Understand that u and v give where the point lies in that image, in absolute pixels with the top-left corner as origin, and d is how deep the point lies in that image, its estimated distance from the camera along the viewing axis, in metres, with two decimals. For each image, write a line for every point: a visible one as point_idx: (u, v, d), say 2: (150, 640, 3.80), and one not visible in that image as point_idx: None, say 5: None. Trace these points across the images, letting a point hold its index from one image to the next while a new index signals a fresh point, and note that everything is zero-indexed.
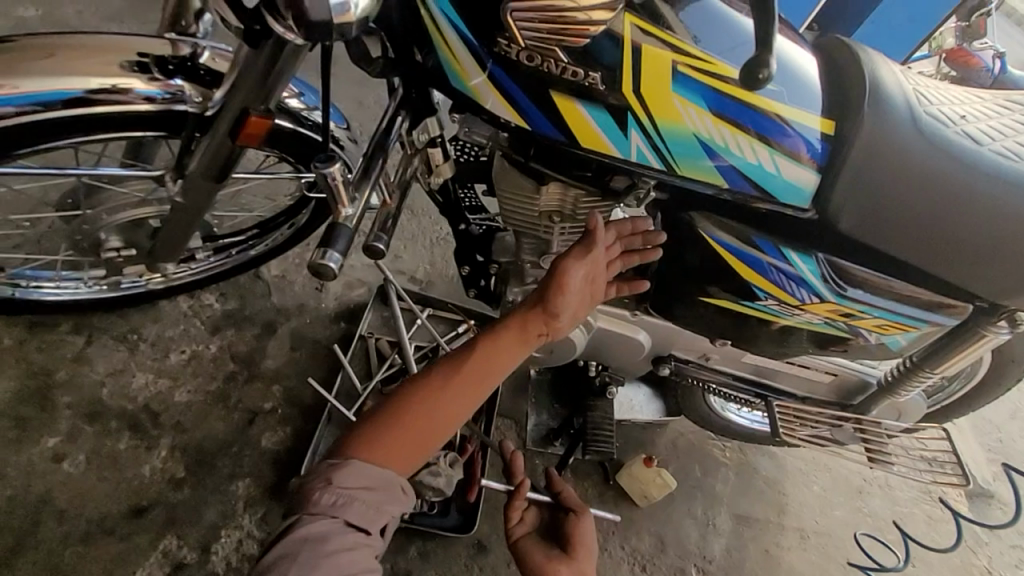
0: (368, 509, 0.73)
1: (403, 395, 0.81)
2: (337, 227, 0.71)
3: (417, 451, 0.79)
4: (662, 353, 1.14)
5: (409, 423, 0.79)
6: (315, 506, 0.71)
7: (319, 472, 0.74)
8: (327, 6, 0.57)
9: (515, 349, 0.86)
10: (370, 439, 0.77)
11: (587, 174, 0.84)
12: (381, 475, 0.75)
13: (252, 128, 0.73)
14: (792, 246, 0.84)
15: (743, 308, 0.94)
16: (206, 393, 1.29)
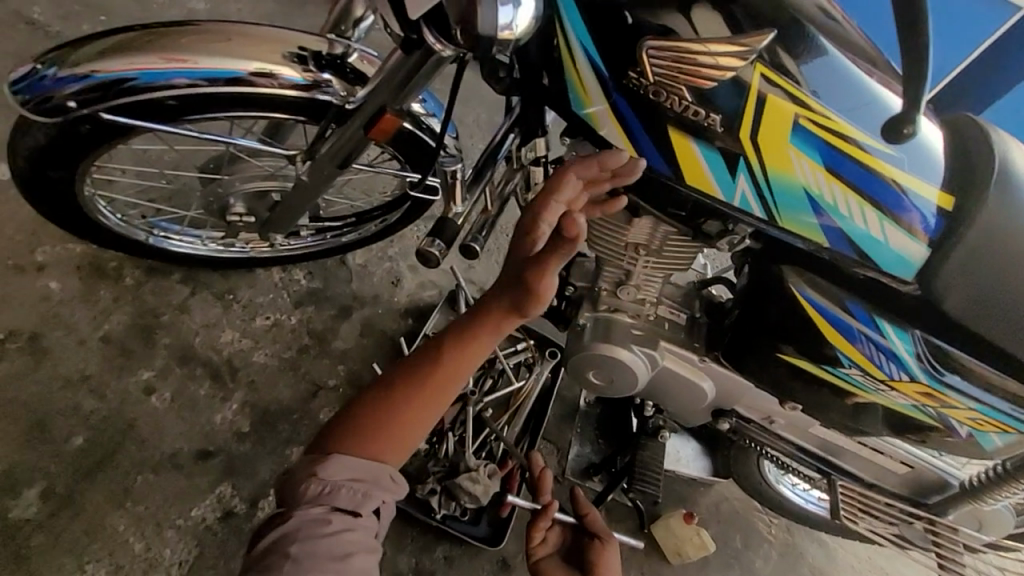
0: (356, 495, 0.76)
1: (375, 394, 0.84)
2: (443, 217, 0.85)
3: (394, 443, 0.81)
4: (725, 407, 1.11)
5: (383, 417, 0.81)
6: (309, 495, 0.75)
7: (306, 464, 0.78)
8: (494, 23, 0.63)
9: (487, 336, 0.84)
10: (351, 434, 0.80)
11: (682, 213, 0.86)
12: (368, 466, 0.78)
13: (384, 124, 0.80)
14: (887, 316, 0.81)
15: (823, 373, 0.91)
16: (281, 359, 1.39)
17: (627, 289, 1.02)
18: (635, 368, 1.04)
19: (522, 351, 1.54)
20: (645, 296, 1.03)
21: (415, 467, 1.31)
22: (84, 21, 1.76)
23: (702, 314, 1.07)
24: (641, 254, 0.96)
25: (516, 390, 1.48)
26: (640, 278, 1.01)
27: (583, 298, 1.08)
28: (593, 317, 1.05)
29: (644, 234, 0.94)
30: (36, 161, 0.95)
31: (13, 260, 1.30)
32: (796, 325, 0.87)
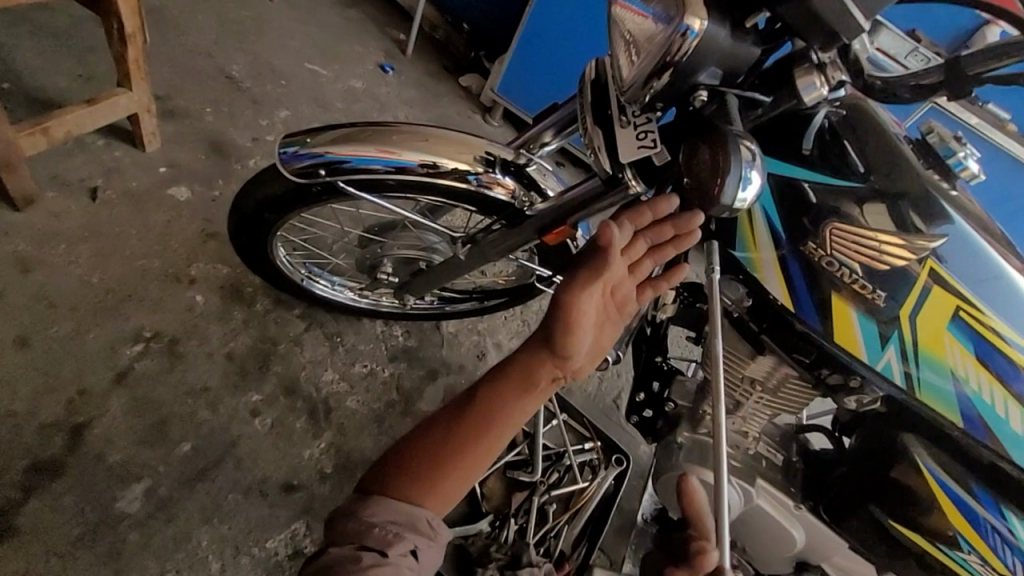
0: (390, 537, 0.69)
1: (414, 440, 0.79)
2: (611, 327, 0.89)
3: (426, 491, 0.74)
4: (808, 561, 1.09)
5: (420, 462, 0.76)
6: (343, 534, 0.70)
7: (345, 506, 0.72)
8: (731, 199, 0.69)
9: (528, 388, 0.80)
10: (391, 478, 0.75)
11: (807, 360, 0.91)
12: (405, 510, 0.72)
13: (554, 234, 0.98)
14: (1018, 512, 0.84)
15: (934, 550, 0.94)
16: (371, 409, 1.47)
17: (732, 417, 1.05)
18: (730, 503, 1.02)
19: (588, 452, 1.56)
20: (747, 429, 1.06)
21: (477, 547, 1.31)
22: (268, 80, 2.04)
23: (799, 458, 1.06)
24: (755, 389, 1.01)
25: (580, 490, 1.48)
26: (749, 410, 1.04)
27: (681, 417, 1.13)
28: (690, 439, 1.12)
29: (762, 371, 0.99)
30: (260, 204, 1.14)
31: (171, 270, 1.47)
32: (895, 494, 0.94)
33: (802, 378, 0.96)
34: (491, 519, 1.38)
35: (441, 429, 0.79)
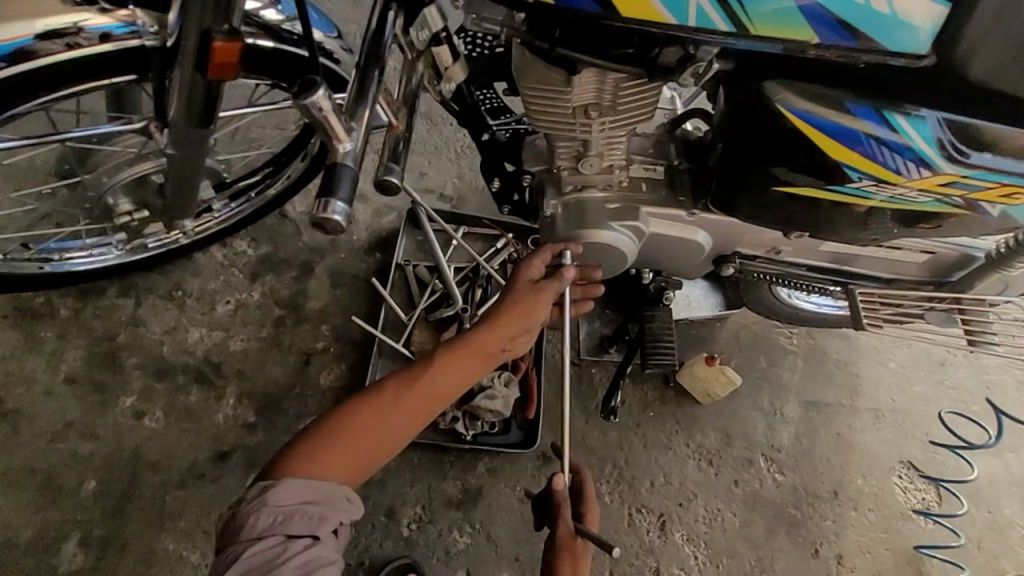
0: (314, 520, 0.70)
1: (359, 409, 0.80)
2: (337, 168, 0.59)
3: (366, 460, 0.78)
4: (725, 252, 1.01)
5: (363, 436, 0.78)
6: (256, 529, 0.68)
7: (251, 496, 0.70)
8: None
9: (474, 373, 0.85)
10: (317, 451, 0.76)
11: (629, 52, 0.70)
12: (324, 485, 0.73)
13: (219, 56, 0.64)
14: (900, 105, 0.67)
15: (829, 196, 0.79)
16: (259, 339, 1.31)
17: (590, 160, 0.87)
18: (617, 247, 0.94)
19: (504, 249, 1.43)
20: (612, 163, 0.88)
21: None
22: None
23: (683, 159, 0.93)
24: (594, 115, 0.79)
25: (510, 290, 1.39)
26: (601, 144, 0.84)
27: (544, 182, 0.95)
28: (560, 204, 0.93)
29: (591, 91, 0.76)
30: None
31: None
32: (791, 145, 0.73)
33: (636, 77, 0.73)
34: None
35: (372, 400, 0.81)
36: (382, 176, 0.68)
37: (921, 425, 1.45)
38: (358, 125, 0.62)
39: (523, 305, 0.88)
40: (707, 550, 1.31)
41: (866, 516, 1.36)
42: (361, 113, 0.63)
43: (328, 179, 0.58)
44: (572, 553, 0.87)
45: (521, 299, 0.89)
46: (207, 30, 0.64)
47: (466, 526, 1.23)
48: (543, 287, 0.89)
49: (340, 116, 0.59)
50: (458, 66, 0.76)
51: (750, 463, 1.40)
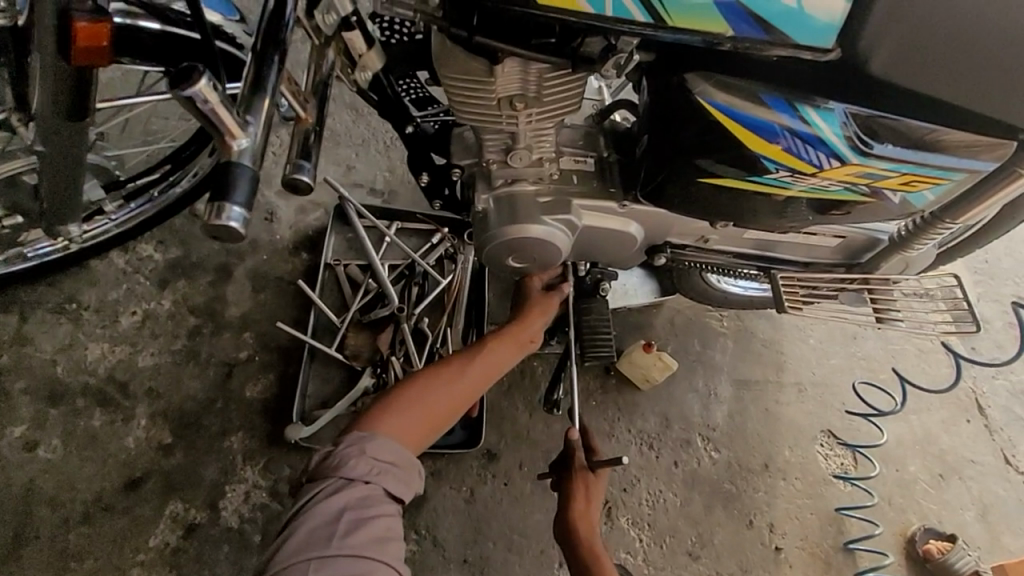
0: (402, 481, 0.74)
1: (416, 386, 0.86)
2: (230, 167, 0.53)
3: (430, 429, 0.84)
4: (657, 243, 1.03)
5: (425, 406, 0.84)
6: (352, 473, 0.72)
7: (347, 443, 0.74)
8: None
9: (510, 356, 0.95)
10: (391, 417, 0.81)
11: (552, 41, 0.68)
12: (403, 451, 0.76)
13: (85, 37, 0.63)
14: (811, 98, 0.69)
15: (750, 186, 0.81)
16: (172, 353, 1.21)
17: (518, 154, 0.85)
18: (554, 240, 0.91)
19: (439, 245, 1.38)
20: (542, 155, 0.86)
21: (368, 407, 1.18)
22: None
23: (611, 152, 0.93)
24: (520, 107, 0.77)
25: (448, 285, 1.33)
26: (529, 136, 0.82)
27: (475, 176, 0.92)
28: (492, 198, 0.90)
29: (515, 82, 0.74)
30: None
31: None
32: (708, 134, 0.75)
33: (558, 67, 0.71)
34: (372, 371, 1.23)
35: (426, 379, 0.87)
36: (289, 173, 0.62)
37: (838, 395, 1.56)
38: (255, 119, 0.56)
39: (546, 305, 1.02)
40: (651, 532, 1.35)
41: (793, 484, 1.45)
42: (259, 105, 0.57)
43: (223, 178, 0.52)
44: (584, 481, 1.00)
45: (545, 300, 1.03)
46: (75, 15, 0.62)
47: (412, 532, 1.19)
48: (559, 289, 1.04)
49: (231, 106, 0.53)
50: (373, 53, 0.73)
51: (688, 444, 1.45)
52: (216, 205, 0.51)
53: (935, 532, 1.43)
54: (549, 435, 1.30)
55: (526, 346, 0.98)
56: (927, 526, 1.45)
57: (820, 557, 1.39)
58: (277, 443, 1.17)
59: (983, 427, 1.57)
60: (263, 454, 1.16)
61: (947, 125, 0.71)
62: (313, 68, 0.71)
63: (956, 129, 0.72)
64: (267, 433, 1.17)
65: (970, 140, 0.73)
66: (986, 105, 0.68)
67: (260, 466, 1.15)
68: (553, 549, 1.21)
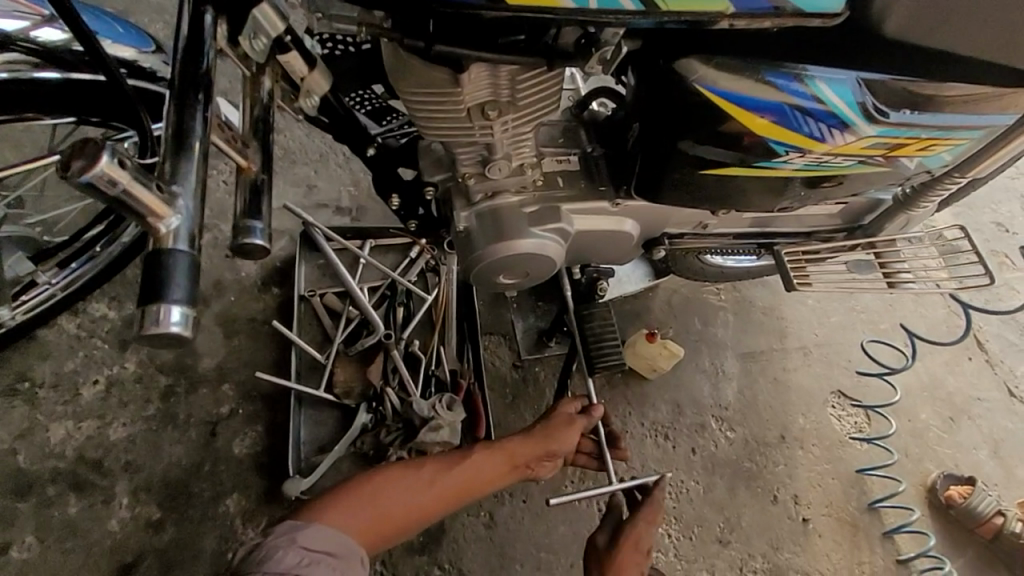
0: (337, 570, 0.72)
1: (388, 478, 0.85)
2: (164, 252, 0.45)
3: (385, 531, 0.82)
4: (655, 235, 0.96)
5: (387, 504, 0.83)
6: (280, 566, 0.68)
7: (277, 532, 0.72)
8: None
9: (501, 476, 0.93)
10: (346, 509, 0.80)
11: (521, 39, 0.60)
12: (342, 544, 0.76)
13: None
14: (821, 72, 0.63)
15: (757, 172, 0.75)
16: (146, 419, 1.11)
17: (497, 164, 0.76)
18: (547, 251, 0.83)
19: (419, 258, 1.29)
20: (522, 162, 0.78)
21: (370, 446, 1.11)
22: None
23: (596, 145, 0.85)
24: (493, 115, 0.68)
25: (435, 301, 1.24)
26: (508, 144, 0.74)
27: (451, 192, 0.83)
28: (474, 214, 0.82)
29: (483, 88, 0.65)
30: None
31: None
32: (706, 119, 0.68)
33: (529, 66, 0.62)
34: (367, 406, 1.14)
35: (402, 472, 0.86)
36: (239, 238, 0.52)
37: (843, 353, 1.49)
38: (184, 189, 0.47)
39: (552, 430, 0.98)
40: (679, 525, 1.32)
41: (812, 452, 1.39)
42: (187, 167, 0.48)
43: (154, 273, 0.44)
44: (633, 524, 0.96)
45: (554, 425, 0.99)
46: None
47: (434, 568, 1.13)
48: (577, 424, 1.00)
49: (150, 182, 0.45)
50: (317, 73, 0.64)
51: (702, 428, 1.40)
52: (152, 310, 0.43)
53: (954, 477, 1.35)
54: None
55: (522, 469, 0.95)
56: (946, 472, 1.37)
57: (849, 522, 1.34)
58: (275, 499, 1.10)
59: (984, 362, 1.49)
60: (263, 513, 1.09)
61: (970, 82, 0.65)
62: (249, 101, 0.61)
63: (978, 84, 0.65)
64: (264, 490, 1.09)
65: (994, 95, 0.67)
66: (1002, 55, 0.62)
67: (262, 526, 1.07)
68: (582, 561, 1.16)
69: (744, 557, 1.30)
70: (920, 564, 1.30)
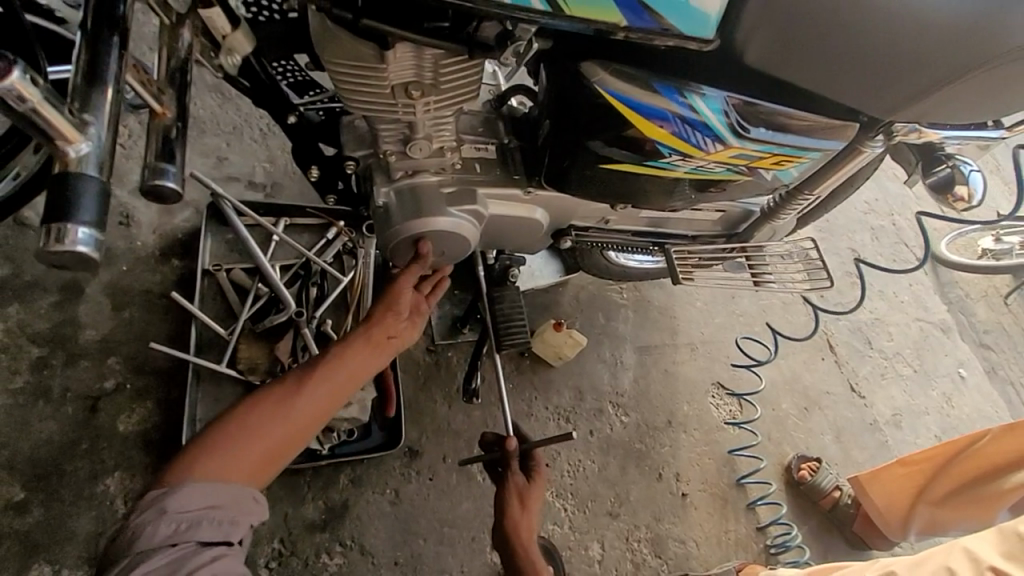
0: (224, 524, 0.65)
1: (242, 413, 0.72)
2: (69, 179, 0.46)
3: (264, 464, 0.71)
4: (562, 226, 1.05)
5: (254, 438, 0.71)
6: (154, 540, 0.61)
7: (143, 506, 0.63)
8: None
9: (360, 358, 0.81)
10: (203, 461, 0.68)
11: (445, 27, 0.65)
12: (220, 493, 0.66)
13: None
14: (698, 88, 0.75)
15: (647, 172, 0.87)
16: (12, 394, 1.04)
17: (418, 144, 0.81)
18: (462, 231, 0.88)
19: (336, 240, 1.28)
20: (442, 144, 0.83)
21: None
22: None
23: (511, 138, 0.92)
24: (416, 96, 0.73)
25: (350, 282, 1.22)
26: (429, 125, 0.79)
27: (371, 168, 0.86)
28: (393, 191, 0.86)
29: (408, 68, 0.69)
30: None
31: None
32: (609, 120, 0.78)
33: (454, 54, 0.68)
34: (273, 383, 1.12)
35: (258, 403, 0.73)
36: (152, 180, 0.52)
37: (724, 349, 1.68)
38: (97, 120, 0.49)
39: (393, 295, 0.86)
40: (574, 501, 1.42)
41: (693, 434, 1.56)
42: (100, 100, 0.49)
43: (62, 196, 0.45)
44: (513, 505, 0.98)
45: (395, 289, 0.87)
46: None
47: (336, 546, 1.14)
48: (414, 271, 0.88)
49: (62, 108, 0.46)
50: (240, 33, 0.66)
51: (600, 412, 1.52)
52: (56, 232, 0.45)
53: (805, 456, 1.58)
54: (469, 423, 1.28)
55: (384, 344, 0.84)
56: (799, 452, 1.60)
57: (719, 496, 1.50)
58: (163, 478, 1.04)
59: (833, 361, 1.73)
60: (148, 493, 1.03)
61: (810, 112, 0.80)
62: (166, 50, 0.61)
63: (817, 114, 0.81)
64: (152, 468, 1.04)
65: (832, 126, 0.82)
66: (842, 90, 0.76)
67: None
68: (484, 534, 1.20)
69: (631, 528, 1.42)
70: (774, 530, 1.50)
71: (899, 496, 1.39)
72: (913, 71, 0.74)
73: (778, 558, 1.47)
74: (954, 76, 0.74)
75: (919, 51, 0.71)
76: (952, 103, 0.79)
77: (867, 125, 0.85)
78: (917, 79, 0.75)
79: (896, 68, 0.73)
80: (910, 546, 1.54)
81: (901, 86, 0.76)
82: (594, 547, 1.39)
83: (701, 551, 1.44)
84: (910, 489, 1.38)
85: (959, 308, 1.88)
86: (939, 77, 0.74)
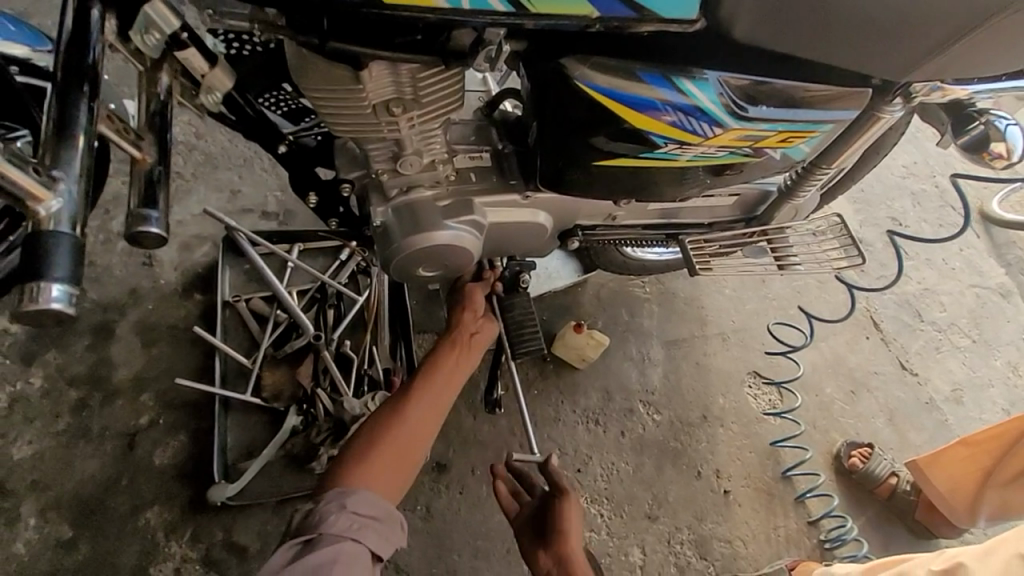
0: (382, 535, 0.74)
1: (380, 427, 0.87)
2: (42, 236, 0.47)
3: (404, 469, 0.84)
4: (568, 227, 1.02)
5: (395, 445, 0.85)
6: (334, 530, 0.71)
7: (327, 499, 0.75)
8: None
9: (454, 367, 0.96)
10: (361, 467, 0.81)
11: (418, 39, 0.64)
12: (380, 504, 0.77)
13: None
14: (686, 71, 0.72)
15: (645, 164, 0.83)
16: (55, 435, 1.09)
17: (408, 159, 0.81)
18: (462, 243, 0.87)
19: (350, 260, 1.29)
20: (433, 157, 0.82)
21: (300, 446, 1.12)
22: None
23: (506, 143, 0.90)
24: (398, 112, 0.72)
25: (366, 302, 1.23)
26: (417, 139, 0.78)
27: (367, 189, 0.85)
28: (391, 209, 0.85)
29: (384, 84, 0.69)
30: None
31: None
32: (596, 116, 0.76)
33: (430, 65, 0.67)
34: (297, 408, 1.13)
35: (390, 417, 0.88)
36: (136, 227, 0.53)
37: (757, 337, 1.61)
38: (68, 175, 0.50)
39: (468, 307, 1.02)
40: (610, 505, 1.39)
41: (731, 428, 1.49)
42: (70, 154, 0.51)
43: (36, 253, 0.47)
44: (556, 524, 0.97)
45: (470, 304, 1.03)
46: None
47: None
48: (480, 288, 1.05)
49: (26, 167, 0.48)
50: (219, 70, 0.66)
51: (631, 412, 1.48)
52: (33, 287, 0.46)
53: (854, 442, 1.48)
54: (495, 434, 1.27)
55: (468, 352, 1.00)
56: (848, 439, 1.50)
57: (764, 491, 1.44)
58: (200, 508, 1.07)
59: (879, 340, 1.62)
60: (186, 523, 1.06)
61: (814, 82, 0.75)
62: (145, 96, 0.64)
63: (823, 83, 0.76)
64: (189, 499, 1.07)
65: (838, 95, 0.77)
66: (848, 57, 0.71)
67: (186, 536, 1.05)
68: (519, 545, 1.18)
69: (671, 529, 1.38)
70: (827, 524, 1.42)
71: (962, 479, 1.30)
72: (924, 25, 0.68)
73: (833, 553, 1.39)
74: (972, 24, 0.68)
75: (926, 4, 0.66)
76: (975, 54, 0.73)
77: (883, 88, 0.79)
78: (929, 32, 0.69)
79: (904, 24, 0.68)
80: (981, 532, 1.43)
81: (912, 45, 0.70)
82: (635, 552, 1.35)
83: (749, 550, 1.38)
84: (974, 470, 1.29)
85: (1016, 268, 1.74)
86: (954, 28, 0.69)
